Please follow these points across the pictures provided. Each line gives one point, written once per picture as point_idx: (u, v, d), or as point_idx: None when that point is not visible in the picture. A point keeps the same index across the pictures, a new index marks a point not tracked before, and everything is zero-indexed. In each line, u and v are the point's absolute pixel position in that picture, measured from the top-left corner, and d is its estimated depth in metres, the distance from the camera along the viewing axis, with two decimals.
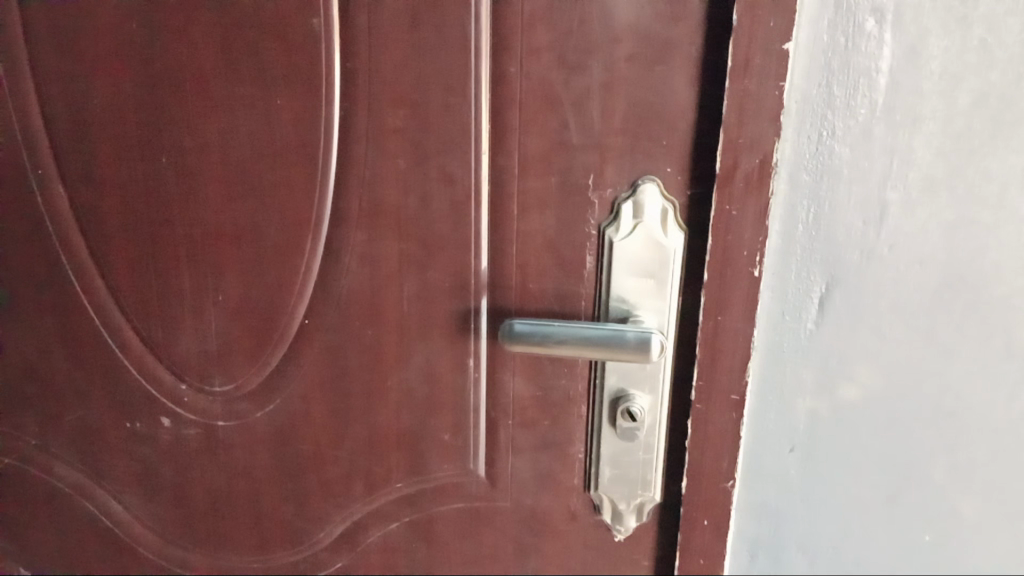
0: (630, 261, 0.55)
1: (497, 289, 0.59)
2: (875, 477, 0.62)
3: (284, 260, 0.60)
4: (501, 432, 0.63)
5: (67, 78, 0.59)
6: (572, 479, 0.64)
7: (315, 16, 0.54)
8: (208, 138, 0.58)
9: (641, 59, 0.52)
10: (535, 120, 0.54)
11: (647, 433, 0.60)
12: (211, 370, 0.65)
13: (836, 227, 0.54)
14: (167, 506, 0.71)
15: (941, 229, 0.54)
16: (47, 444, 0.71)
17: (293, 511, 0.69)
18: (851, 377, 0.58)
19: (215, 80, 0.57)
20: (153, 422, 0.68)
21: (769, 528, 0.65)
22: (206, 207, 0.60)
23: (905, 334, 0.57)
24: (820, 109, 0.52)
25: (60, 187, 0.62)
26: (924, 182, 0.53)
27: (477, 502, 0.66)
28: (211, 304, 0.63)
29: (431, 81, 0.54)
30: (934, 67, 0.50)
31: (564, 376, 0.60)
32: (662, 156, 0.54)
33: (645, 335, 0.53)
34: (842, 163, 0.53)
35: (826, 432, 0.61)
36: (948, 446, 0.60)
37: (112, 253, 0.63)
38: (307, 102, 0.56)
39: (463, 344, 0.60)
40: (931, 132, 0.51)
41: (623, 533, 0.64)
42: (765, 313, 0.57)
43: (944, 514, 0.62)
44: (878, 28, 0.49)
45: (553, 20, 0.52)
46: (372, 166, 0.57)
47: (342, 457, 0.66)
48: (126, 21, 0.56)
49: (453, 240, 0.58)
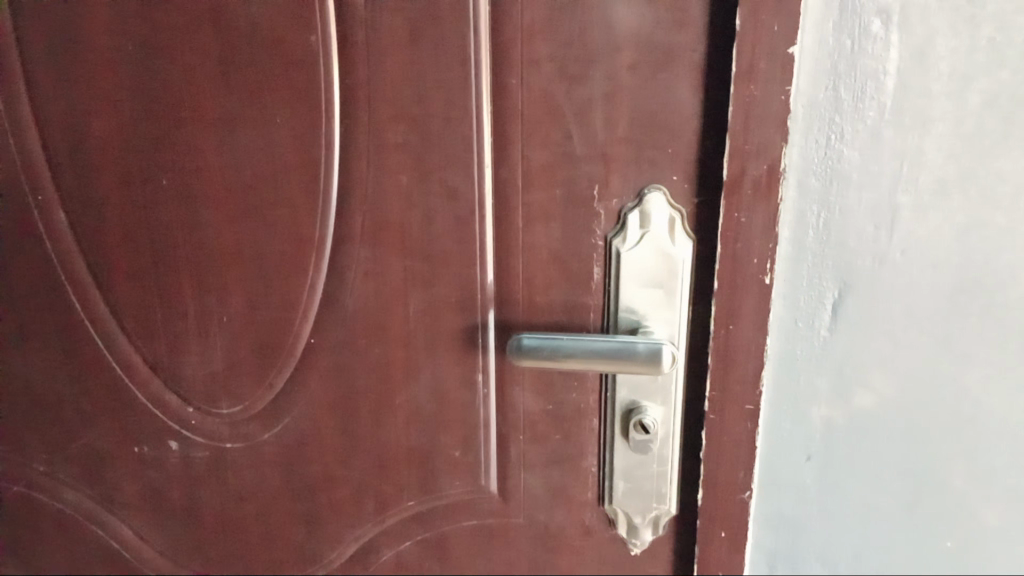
0: (639, 272, 0.55)
1: (504, 303, 0.58)
2: (894, 484, 0.61)
3: (289, 281, 0.59)
4: (512, 447, 0.62)
5: (62, 104, 0.58)
6: (585, 494, 0.63)
7: (311, 33, 0.53)
8: (206, 158, 0.58)
9: (643, 68, 0.51)
10: (537, 133, 0.53)
11: (661, 446, 0.59)
12: (218, 393, 0.64)
13: (847, 232, 0.53)
14: (177, 531, 0.70)
15: (954, 232, 0.53)
16: (55, 471, 0.70)
17: (304, 532, 0.68)
18: (866, 383, 0.57)
19: (212, 101, 0.56)
20: (160, 446, 0.67)
21: (787, 537, 0.64)
22: (206, 229, 0.59)
23: (920, 338, 0.55)
24: (828, 113, 0.51)
25: (58, 212, 0.62)
26: (935, 185, 0.52)
27: (490, 518, 0.65)
28: (216, 326, 0.62)
29: (431, 96, 0.53)
30: (942, 68, 0.49)
31: (574, 390, 0.60)
32: (667, 165, 0.53)
33: (655, 347, 0.52)
34: (852, 167, 0.52)
35: (843, 439, 0.60)
36: (965, 453, 0.58)
37: (114, 278, 0.62)
38: (307, 120, 0.55)
39: (471, 360, 0.60)
40: (941, 134, 0.50)
41: (639, 546, 0.63)
42: (778, 321, 0.56)
43: (964, 521, 0.61)
44: (884, 30, 0.49)
45: (552, 30, 0.51)
46: (374, 183, 0.56)
47: (352, 478, 0.65)
48: (121, 44, 0.56)
49: (458, 254, 0.57)
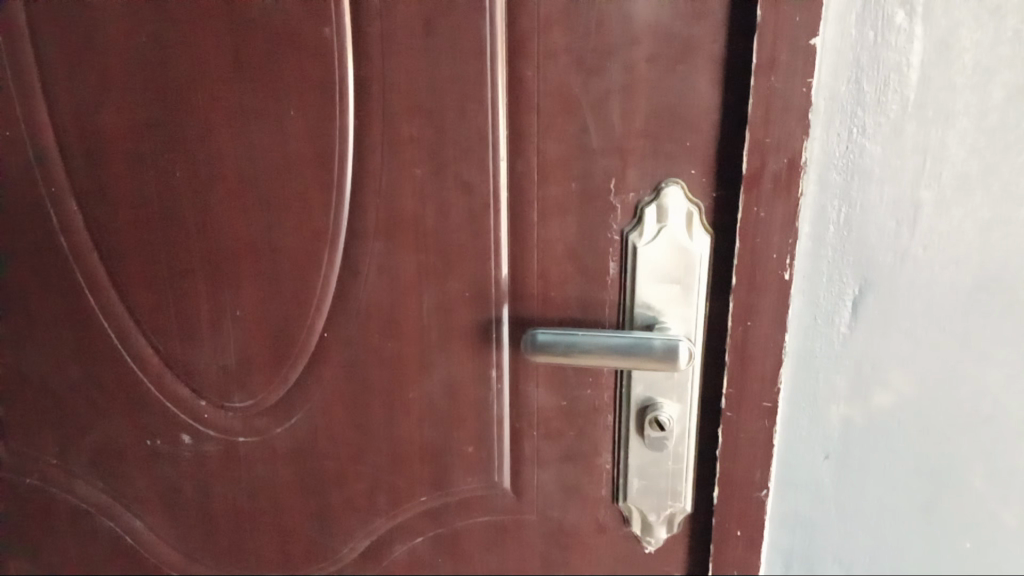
0: (655, 268, 0.54)
1: (518, 299, 0.58)
2: (912, 484, 0.60)
3: (301, 275, 0.59)
4: (526, 443, 0.62)
5: (75, 96, 0.58)
6: (599, 491, 0.62)
7: (326, 25, 0.53)
8: (219, 152, 0.57)
9: (662, 59, 0.50)
10: (553, 126, 0.53)
11: (676, 443, 0.58)
12: (231, 387, 0.64)
13: (868, 228, 0.53)
14: (190, 525, 0.70)
15: (977, 228, 0.52)
16: (67, 464, 0.70)
17: (316, 527, 0.68)
18: (885, 382, 0.57)
19: (226, 93, 0.56)
20: (173, 440, 0.67)
21: (803, 537, 0.63)
22: (220, 222, 0.59)
23: (941, 336, 0.55)
24: (849, 106, 0.50)
25: (71, 205, 0.61)
26: (958, 180, 0.51)
27: (503, 515, 0.65)
28: (229, 320, 0.62)
29: (446, 88, 0.53)
30: (966, 60, 0.48)
31: (589, 387, 0.59)
32: (685, 158, 0.52)
33: (672, 342, 0.51)
34: (873, 161, 0.51)
35: (861, 438, 0.59)
36: (986, 453, 0.57)
37: (127, 272, 0.62)
38: (320, 112, 0.55)
39: (485, 356, 0.59)
40: (965, 128, 0.50)
41: (653, 544, 0.63)
42: (796, 318, 0.56)
43: (984, 521, 0.60)
44: (908, 21, 0.48)
45: (569, 22, 0.50)
46: (388, 176, 0.56)
47: (366, 473, 0.65)
48: (134, 36, 0.56)
49: (472, 249, 0.56)
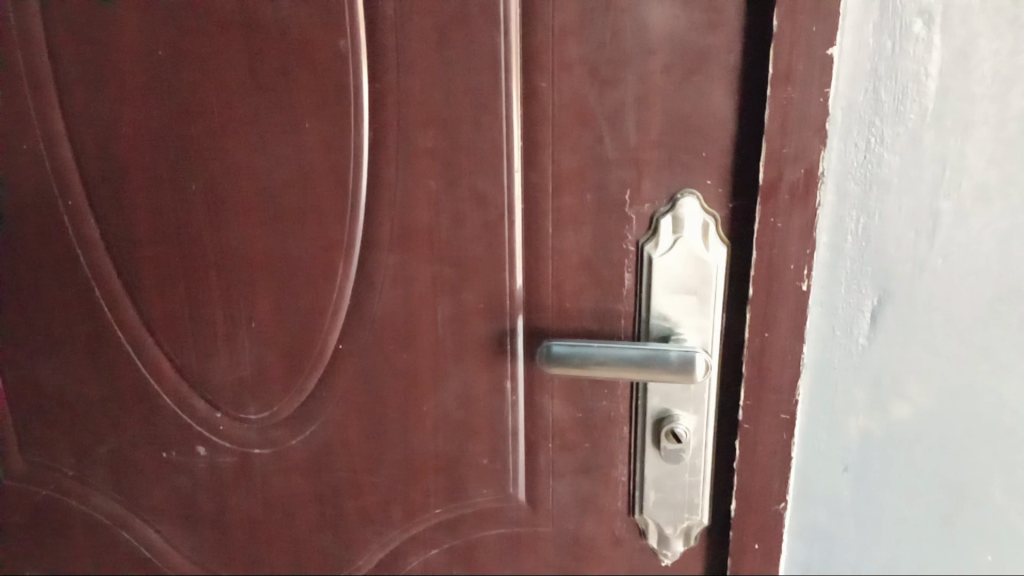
0: (671, 279, 0.54)
1: (533, 310, 0.57)
2: (932, 496, 0.59)
3: (316, 287, 0.59)
4: (541, 455, 0.61)
5: (92, 109, 0.59)
6: (615, 503, 0.62)
7: (341, 37, 0.53)
8: (235, 164, 0.57)
9: (677, 70, 0.50)
10: (567, 137, 0.53)
11: (693, 455, 0.58)
12: (246, 399, 0.64)
13: (887, 238, 0.52)
14: (205, 536, 0.70)
15: (997, 238, 0.51)
16: (83, 475, 0.70)
17: (331, 538, 0.68)
18: (904, 393, 0.56)
19: (241, 106, 0.56)
20: (189, 451, 0.67)
21: (822, 549, 0.62)
22: (235, 235, 0.59)
23: (961, 347, 0.54)
24: (867, 116, 0.50)
25: (87, 216, 0.62)
26: (978, 190, 0.50)
27: (517, 527, 0.64)
28: (244, 331, 0.62)
29: (460, 100, 0.53)
30: (985, 70, 0.48)
31: (604, 398, 0.59)
32: (701, 169, 0.52)
33: (688, 354, 0.50)
34: (891, 171, 0.50)
35: (880, 450, 0.58)
36: (1007, 465, 0.57)
37: (144, 284, 0.62)
38: (335, 124, 0.55)
39: (499, 368, 0.59)
40: (984, 138, 0.49)
41: (670, 558, 0.62)
42: (814, 329, 0.55)
43: (1006, 534, 0.59)
44: (926, 31, 0.47)
45: (584, 33, 0.50)
46: (402, 188, 0.56)
47: (380, 485, 0.65)
48: (150, 48, 0.56)
49: (486, 260, 0.56)
